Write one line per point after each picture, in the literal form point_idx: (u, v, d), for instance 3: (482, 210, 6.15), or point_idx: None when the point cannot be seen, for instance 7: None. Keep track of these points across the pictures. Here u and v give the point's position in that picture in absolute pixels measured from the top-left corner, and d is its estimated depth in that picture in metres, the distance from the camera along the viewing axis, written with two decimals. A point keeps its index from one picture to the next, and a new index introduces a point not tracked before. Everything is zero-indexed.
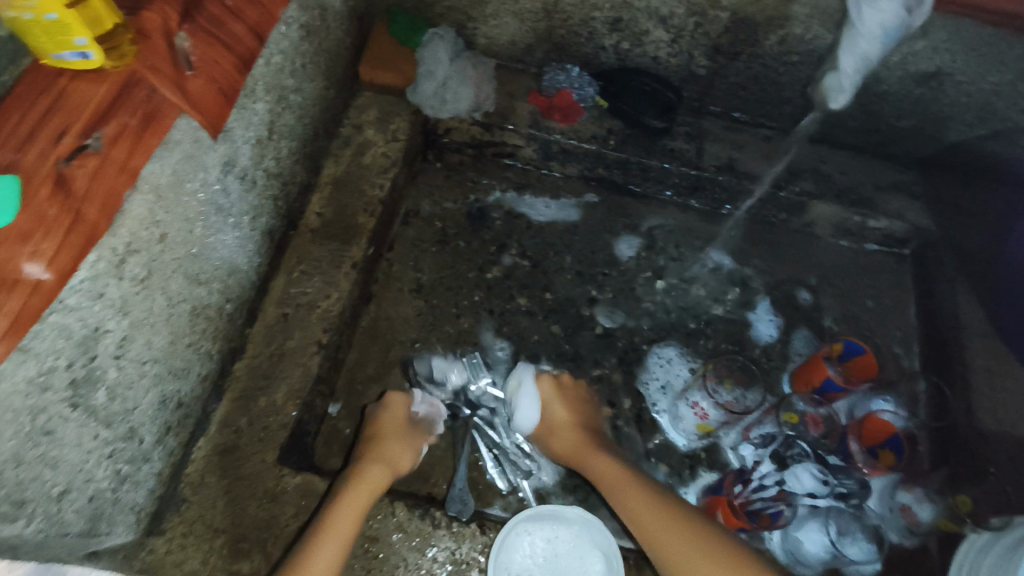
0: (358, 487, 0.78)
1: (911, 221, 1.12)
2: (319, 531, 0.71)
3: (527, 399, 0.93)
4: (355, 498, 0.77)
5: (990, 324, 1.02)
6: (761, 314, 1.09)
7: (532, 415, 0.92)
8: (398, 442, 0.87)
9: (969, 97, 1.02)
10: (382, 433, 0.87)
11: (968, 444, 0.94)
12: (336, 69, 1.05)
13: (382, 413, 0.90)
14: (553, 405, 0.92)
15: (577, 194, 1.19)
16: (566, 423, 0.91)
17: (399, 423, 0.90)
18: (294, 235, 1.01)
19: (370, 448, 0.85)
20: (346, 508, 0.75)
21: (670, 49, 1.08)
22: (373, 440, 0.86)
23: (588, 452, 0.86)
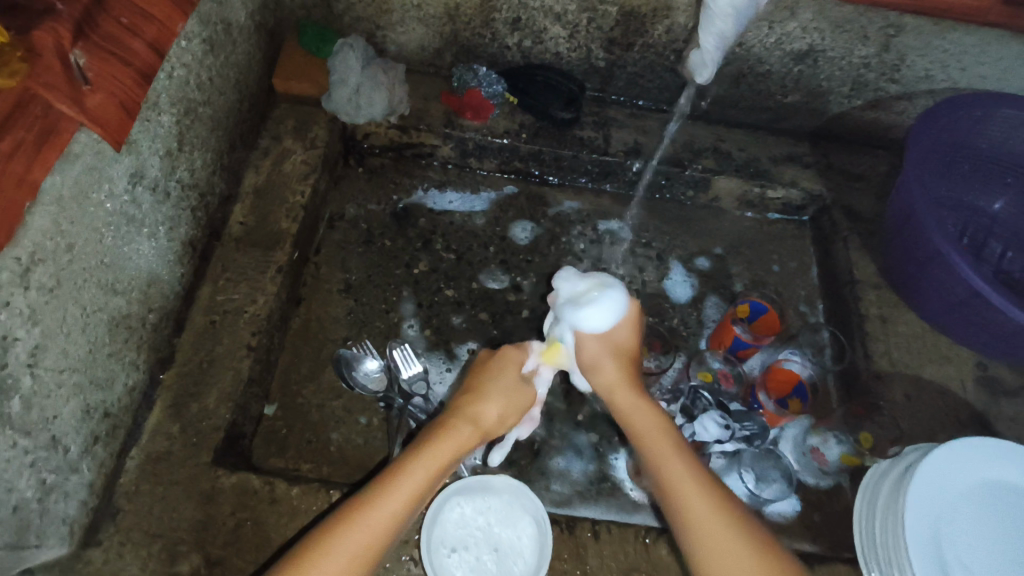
0: (442, 445, 0.73)
1: (805, 189, 1.19)
2: (379, 492, 0.69)
3: (612, 306, 0.77)
4: (434, 459, 0.72)
5: (881, 275, 1.11)
6: (676, 274, 1.17)
7: (599, 325, 0.76)
8: (500, 399, 0.78)
9: (842, 71, 1.12)
10: (484, 387, 0.79)
11: (866, 384, 1.01)
12: (249, 83, 1.09)
13: (491, 364, 0.81)
14: (623, 330, 0.79)
15: (496, 187, 1.24)
16: (625, 350, 0.79)
17: (515, 383, 0.80)
18: (218, 245, 1.03)
19: (467, 402, 0.78)
20: (419, 470, 0.71)
21: (569, 43, 1.16)
22: (484, 395, 0.78)
23: (632, 384, 0.78)
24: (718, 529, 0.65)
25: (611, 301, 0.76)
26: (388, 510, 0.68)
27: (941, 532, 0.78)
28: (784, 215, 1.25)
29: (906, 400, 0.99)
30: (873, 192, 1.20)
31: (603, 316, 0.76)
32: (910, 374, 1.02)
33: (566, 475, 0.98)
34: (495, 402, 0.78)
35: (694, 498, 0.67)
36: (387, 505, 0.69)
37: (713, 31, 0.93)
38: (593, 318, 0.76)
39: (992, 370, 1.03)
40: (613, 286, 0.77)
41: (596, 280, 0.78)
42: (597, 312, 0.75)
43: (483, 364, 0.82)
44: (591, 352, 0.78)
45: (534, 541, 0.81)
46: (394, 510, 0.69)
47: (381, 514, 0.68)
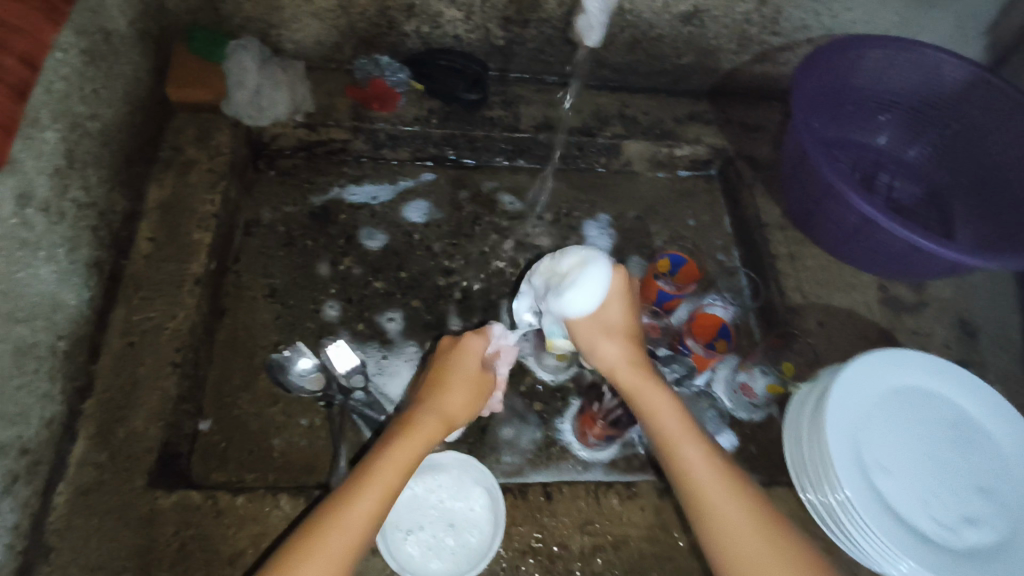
0: (411, 440, 0.75)
1: (709, 144, 1.25)
2: (355, 490, 0.70)
3: (598, 283, 0.77)
4: (405, 454, 0.74)
5: (785, 216, 1.18)
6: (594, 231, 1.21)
7: (589, 305, 0.77)
8: (462, 389, 0.82)
9: (728, 29, 1.18)
10: (446, 378, 0.82)
11: (784, 318, 1.08)
12: (140, 94, 1.05)
13: (452, 355, 0.84)
14: (614, 306, 0.81)
15: (413, 175, 1.24)
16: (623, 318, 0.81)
17: (476, 372, 0.84)
18: (128, 264, 0.99)
19: (429, 397, 0.80)
20: (393, 463, 0.73)
21: (467, 25, 1.17)
22: (446, 384, 0.82)
23: (640, 369, 0.79)
24: (736, 513, 0.71)
25: (596, 277, 0.77)
26: (367, 504, 0.70)
27: (859, 439, 0.84)
28: (693, 171, 1.30)
29: (819, 328, 1.07)
30: (770, 140, 1.27)
31: (590, 295, 0.76)
32: (821, 303, 1.09)
33: (516, 445, 0.99)
34: (460, 395, 0.82)
35: (710, 485, 0.72)
36: (369, 497, 0.70)
37: None
38: (581, 301, 0.76)
39: (892, 290, 1.13)
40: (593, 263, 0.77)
41: (575, 259, 0.78)
42: (583, 292, 0.76)
43: (444, 357, 0.85)
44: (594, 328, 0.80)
45: (488, 510, 0.83)
46: (374, 504, 0.70)
47: (359, 511, 0.69)
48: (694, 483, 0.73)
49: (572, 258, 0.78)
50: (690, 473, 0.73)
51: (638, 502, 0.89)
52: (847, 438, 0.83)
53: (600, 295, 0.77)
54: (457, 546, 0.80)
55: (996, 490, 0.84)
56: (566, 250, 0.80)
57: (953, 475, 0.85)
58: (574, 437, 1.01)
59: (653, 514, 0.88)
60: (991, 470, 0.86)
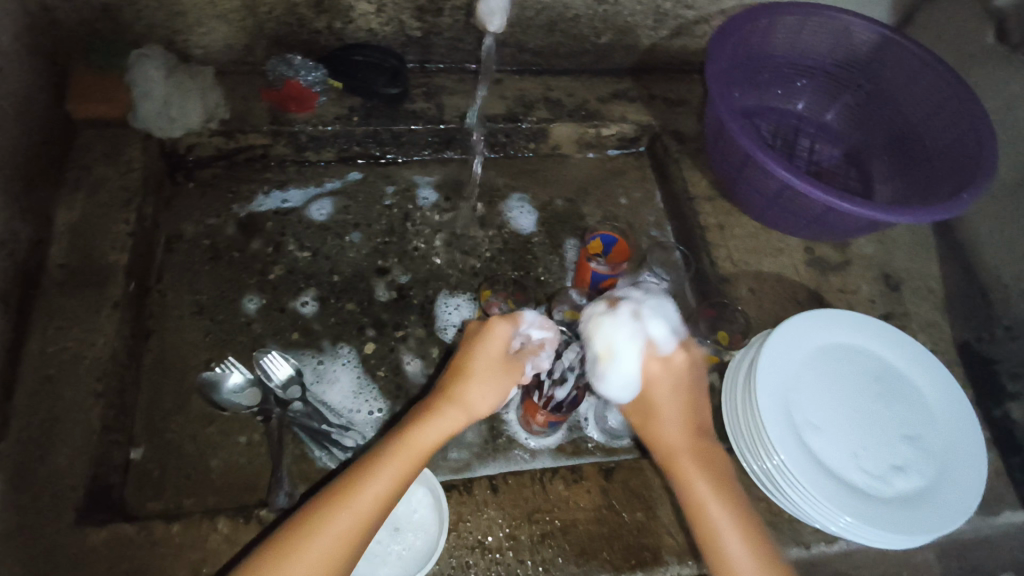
0: (413, 445, 0.72)
1: (636, 121, 1.25)
2: (346, 499, 0.69)
3: (626, 371, 0.74)
4: (405, 463, 0.71)
5: (714, 187, 1.20)
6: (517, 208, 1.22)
7: (620, 393, 0.76)
8: (487, 381, 0.75)
9: (643, 5, 1.18)
10: (470, 365, 0.75)
11: (718, 287, 1.09)
12: (35, 113, 0.99)
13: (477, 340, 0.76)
14: (664, 386, 0.76)
15: (340, 175, 1.21)
16: (672, 389, 0.76)
17: (502, 359, 0.76)
18: (38, 294, 0.94)
19: (452, 385, 0.75)
20: (399, 465, 0.71)
21: (379, 18, 1.14)
22: (468, 371, 0.75)
23: (701, 452, 0.74)
24: None
25: (623, 368, 0.74)
26: (353, 519, 0.68)
27: (789, 400, 0.87)
28: (622, 150, 1.30)
29: (751, 295, 1.09)
30: (694, 113, 1.28)
31: (620, 384, 0.75)
32: (751, 271, 1.11)
33: (462, 439, 0.98)
34: (486, 387, 0.75)
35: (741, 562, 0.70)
36: (376, 485, 0.70)
37: None
38: (608, 391, 0.76)
39: (818, 251, 1.15)
40: (614, 359, 0.74)
41: (604, 349, 0.75)
42: (608, 385, 0.75)
43: (472, 340, 0.77)
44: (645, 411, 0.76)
45: (433, 509, 0.83)
46: (380, 495, 0.70)
47: (367, 498, 0.69)
48: (722, 553, 0.71)
49: (601, 348, 0.76)
50: (721, 545, 0.71)
51: (585, 485, 0.89)
52: (778, 401, 0.85)
53: (632, 381, 0.75)
54: (403, 550, 0.80)
55: (919, 436, 0.88)
56: (600, 330, 0.76)
57: (880, 426, 0.88)
58: (519, 427, 1.00)
59: (600, 495, 0.89)
60: (914, 417, 0.89)
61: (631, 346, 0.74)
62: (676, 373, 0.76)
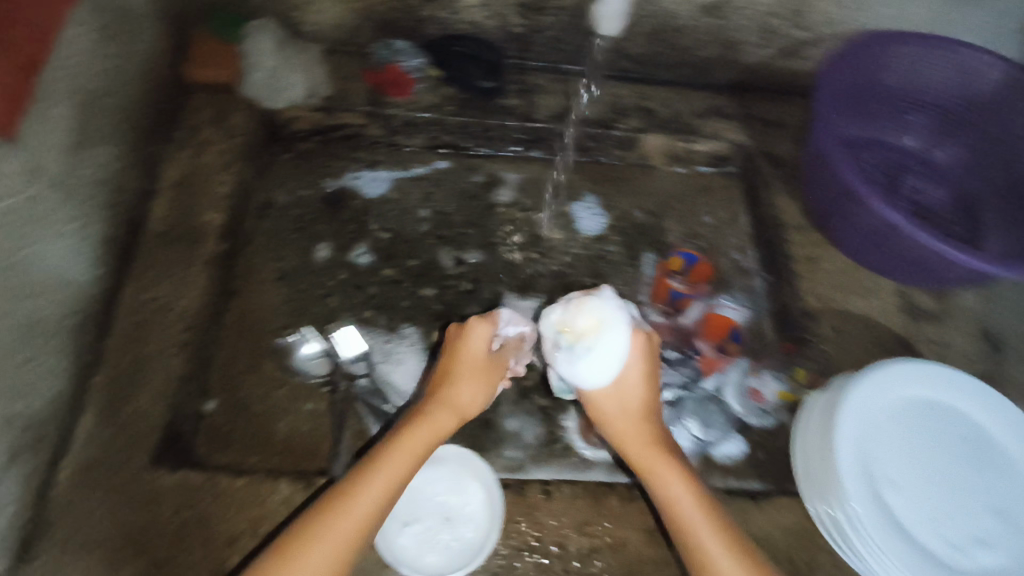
0: (415, 436, 0.76)
1: (731, 140, 1.21)
2: (360, 486, 0.71)
3: (613, 348, 0.76)
4: (410, 452, 0.75)
5: (805, 218, 1.15)
6: (582, 210, 1.19)
7: (603, 371, 0.78)
8: (474, 381, 0.83)
9: (753, 22, 1.14)
10: (457, 371, 0.83)
11: (797, 320, 1.07)
12: (157, 72, 1.05)
13: (461, 346, 0.84)
14: (637, 381, 0.80)
15: (426, 163, 1.21)
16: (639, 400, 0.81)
17: (482, 365, 0.83)
18: (139, 244, 1.00)
19: (441, 389, 0.82)
20: (402, 460, 0.74)
21: (484, 12, 1.16)
22: (453, 374, 0.82)
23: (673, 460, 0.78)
24: None
25: (610, 344, 0.76)
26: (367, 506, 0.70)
27: (868, 450, 0.83)
28: (714, 168, 1.23)
29: (834, 334, 1.06)
30: (793, 138, 1.23)
31: (605, 362, 0.77)
32: (835, 308, 1.08)
33: (519, 439, 0.96)
34: (474, 386, 0.83)
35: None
36: (381, 477, 0.72)
37: None
38: (588, 370, 0.77)
39: (913, 297, 1.09)
40: (603, 335, 0.76)
41: (591, 323, 0.76)
42: (590, 363, 0.76)
43: (453, 346, 0.84)
44: (619, 430, 0.80)
45: (486, 506, 0.83)
46: (385, 488, 0.72)
47: (375, 490, 0.71)
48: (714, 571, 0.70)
49: (588, 320, 0.76)
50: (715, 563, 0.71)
51: (640, 505, 0.88)
52: (854, 449, 0.83)
53: (618, 361, 0.77)
54: (452, 541, 0.80)
55: (1008, 510, 0.82)
56: (586, 305, 0.76)
57: (969, 493, 0.83)
58: (576, 435, 0.96)
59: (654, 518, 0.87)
60: (1009, 490, 0.83)
61: (620, 327, 0.77)
62: (648, 359, 0.81)
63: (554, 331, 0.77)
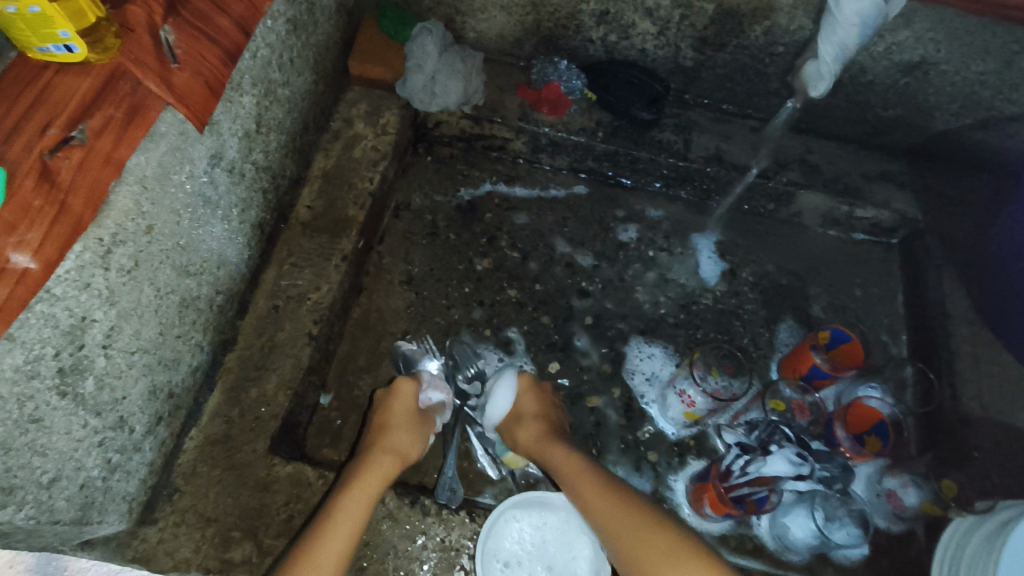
0: (369, 477, 0.79)
1: (897, 210, 1.12)
2: (323, 527, 0.71)
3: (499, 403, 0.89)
4: (365, 491, 0.77)
5: (975, 310, 1.03)
6: (706, 250, 1.15)
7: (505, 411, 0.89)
8: (406, 429, 0.87)
9: (955, 87, 1.03)
10: (388, 419, 0.87)
11: (952, 425, 0.96)
12: (326, 63, 1.06)
13: (389, 400, 0.89)
14: (532, 412, 0.90)
15: (566, 185, 1.20)
16: (529, 416, 0.89)
17: (408, 413, 0.89)
18: (285, 229, 1.02)
19: (378, 436, 0.85)
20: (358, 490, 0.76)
21: (656, 41, 1.09)
22: (384, 420, 0.87)
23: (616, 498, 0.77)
24: None
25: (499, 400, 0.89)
26: (336, 542, 0.70)
27: None
28: (869, 236, 1.18)
29: (994, 448, 0.92)
30: None
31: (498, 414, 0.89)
32: (1004, 422, 0.94)
33: None
34: (411, 434, 0.87)
35: None
36: (344, 503, 0.74)
37: (833, 41, 0.90)
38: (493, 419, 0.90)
39: None
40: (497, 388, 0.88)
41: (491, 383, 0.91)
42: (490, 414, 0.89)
43: (384, 400, 0.89)
44: (530, 447, 0.87)
45: (589, 564, 0.80)
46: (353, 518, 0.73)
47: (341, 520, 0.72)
48: None
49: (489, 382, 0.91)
50: None
51: None
52: None
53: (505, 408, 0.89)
54: None
55: None
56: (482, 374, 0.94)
57: None
58: (684, 499, 0.94)
59: None
60: None
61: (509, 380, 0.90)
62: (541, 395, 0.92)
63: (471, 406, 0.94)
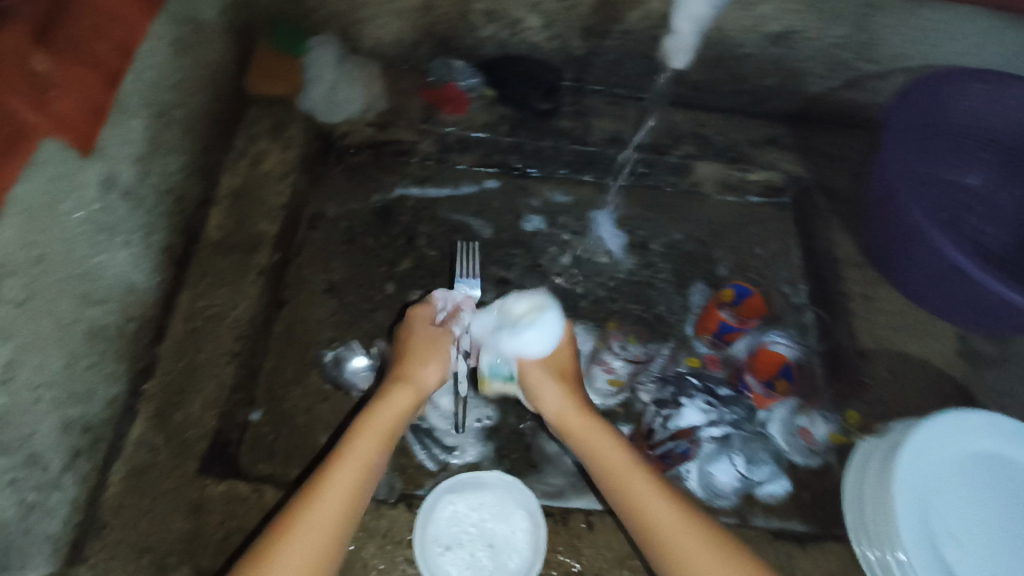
0: (387, 411, 0.80)
1: (785, 171, 1.20)
2: (340, 462, 0.74)
3: (551, 327, 0.82)
4: (385, 426, 0.79)
5: (861, 254, 1.15)
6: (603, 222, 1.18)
7: (546, 342, 0.82)
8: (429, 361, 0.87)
9: (819, 53, 1.12)
10: (415, 352, 0.87)
11: (850, 359, 1.05)
12: (221, 82, 1.06)
13: (414, 335, 0.89)
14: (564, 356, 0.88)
15: (478, 181, 1.20)
16: (563, 377, 0.86)
17: (433, 342, 0.88)
18: (196, 250, 1.01)
19: (402, 366, 0.86)
20: (378, 425, 0.78)
21: (545, 34, 1.15)
22: (409, 351, 0.87)
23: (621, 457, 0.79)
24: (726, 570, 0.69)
25: (550, 322, 0.82)
26: (351, 475, 0.73)
27: (929, 502, 0.81)
28: (764, 198, 1.23)
29: (890, 376, 1.04)
30: (851, 171, 1.21)
31: (542, 337, 0.81)
32: (894, 351, 1.06)
33: (558, 466, 0.97)
34: (436, 367, 0.86)
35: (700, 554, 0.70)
36: (364, 441, 0.76)
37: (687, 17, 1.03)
38: (535, 341, 0.81)
39: (974, 342, 1.08)
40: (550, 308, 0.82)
41: (532, 304, 0.82)
42: (536, 335, 0.80)
43: (410, 333, 0.89)
44: (557, 409, 0.84)
45: (528, 534, 0.82)
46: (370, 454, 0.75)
47: (361, 454, 0.75)
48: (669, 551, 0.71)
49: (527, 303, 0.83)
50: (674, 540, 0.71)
51: None
52: (918, 505, 0.80)
53: (552, 337, 0.82)
54: (494, 568, 0.79)
55: None
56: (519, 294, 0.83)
57: None
58: None
59: None
60: None
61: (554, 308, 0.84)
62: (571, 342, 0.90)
63: (495, 320, 0.84)
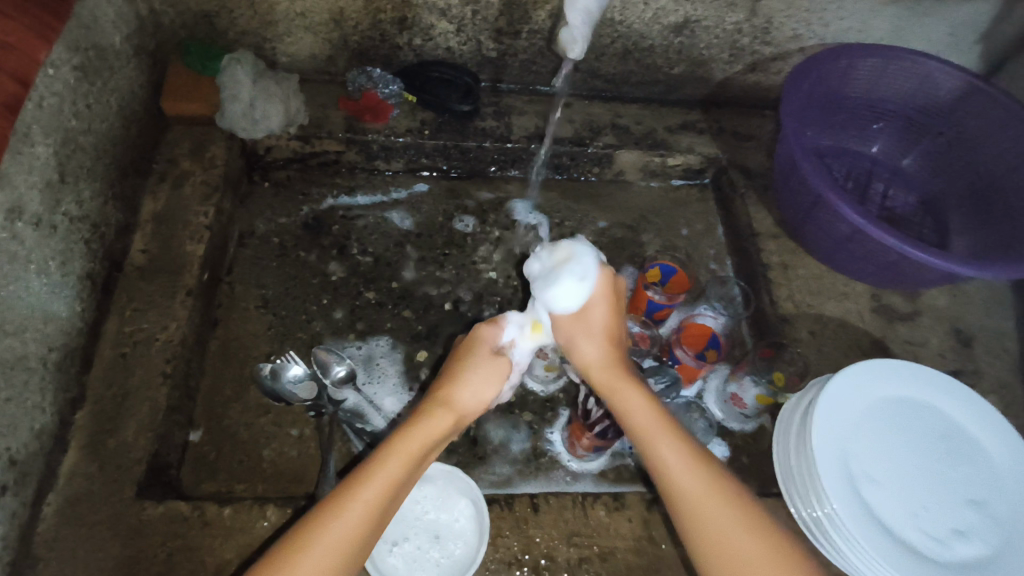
0: (423, 433, 0.72)
1: (701, 153, 1.25)
2: (362, 482, 0.67)
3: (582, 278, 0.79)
4: (420, 448, 0.71)
5: (778, 224, 1.20)
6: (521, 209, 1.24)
7: (580, 295, 0.79)
8: (479, 383, 0.77)
9: (719, 39, 1.18)
10: (461, 369, 0.78)
11: (778, 331, 1.09)
12: (135, 107, 1.06)
13: (470, 351, 0.80)
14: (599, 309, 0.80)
15: (406, 186, 1.25)
16: (607, 337, 0.80)
17: (489, 358, 0.79)
18: (121, 276, 1.00)
19: (445, 385, 0.77)
20: (413, 445, 0.70)
21: (457, 38, 1.18)
22: (456, 368, 0.78)
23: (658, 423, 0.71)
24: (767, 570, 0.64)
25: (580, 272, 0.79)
26: (369, 497, 0.66)
27: (848, 450, 0.85)
28: (686, 180, 1.31)
29: (811, 338, 1.09)
30: (762, 149, 1.28)
31: (573, 290, 0.79)
32: (813, 313, 1.11)
33: (503, 454, 0.99)
34: (487, 386, 0.77)
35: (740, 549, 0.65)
36: (393, 464, 0.68)
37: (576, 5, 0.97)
38: (565, 295, 0.79)
39: (886, 299, 1.14)
40: (582, 258, 0.80)
41: (563, 254, 0.81)
42: (565, 288, 0.79)
43: (466, 351, 0.80)
44: (592, 363, 0.78)
45: (473, 521, 0.84)
46: (396, 477, 0.68)
47: (387, 475, 0.68)
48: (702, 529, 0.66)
49: (561, 253, 0.82)
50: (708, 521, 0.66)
51: (626, 514, 0.89)
52: (837, 453, 0.84)
53: (586, 294, 0.80)
54: (442, 558, 0.81)
55: (986, 502, 0.84)
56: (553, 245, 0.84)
57: (945, 487, 0.85)
58: (562, 448, 1.01)
59: (638, 527, 0.88)
60: (983, 480, 0.85)
61: (590, 259, 0.81)
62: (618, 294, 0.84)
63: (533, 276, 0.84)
